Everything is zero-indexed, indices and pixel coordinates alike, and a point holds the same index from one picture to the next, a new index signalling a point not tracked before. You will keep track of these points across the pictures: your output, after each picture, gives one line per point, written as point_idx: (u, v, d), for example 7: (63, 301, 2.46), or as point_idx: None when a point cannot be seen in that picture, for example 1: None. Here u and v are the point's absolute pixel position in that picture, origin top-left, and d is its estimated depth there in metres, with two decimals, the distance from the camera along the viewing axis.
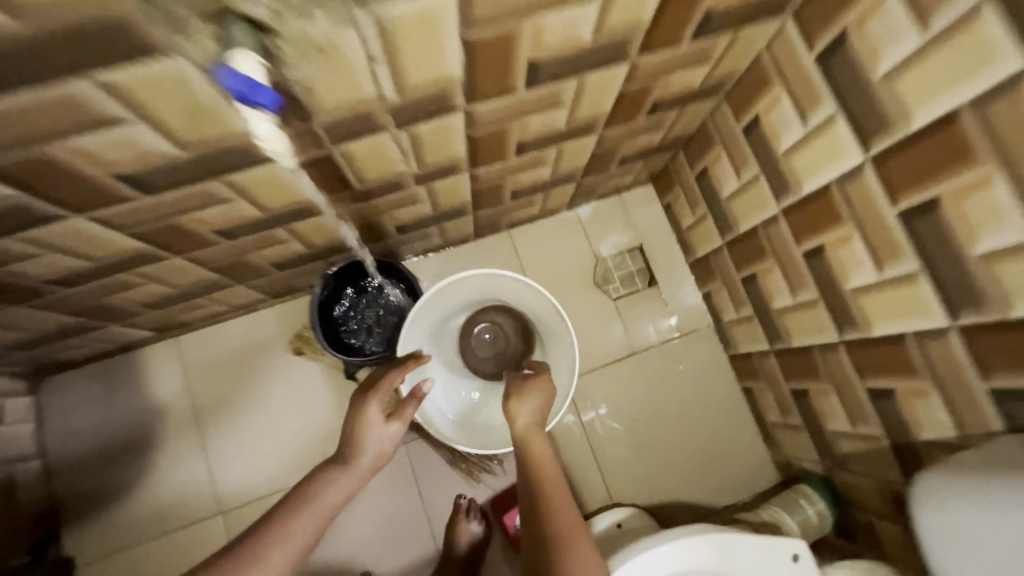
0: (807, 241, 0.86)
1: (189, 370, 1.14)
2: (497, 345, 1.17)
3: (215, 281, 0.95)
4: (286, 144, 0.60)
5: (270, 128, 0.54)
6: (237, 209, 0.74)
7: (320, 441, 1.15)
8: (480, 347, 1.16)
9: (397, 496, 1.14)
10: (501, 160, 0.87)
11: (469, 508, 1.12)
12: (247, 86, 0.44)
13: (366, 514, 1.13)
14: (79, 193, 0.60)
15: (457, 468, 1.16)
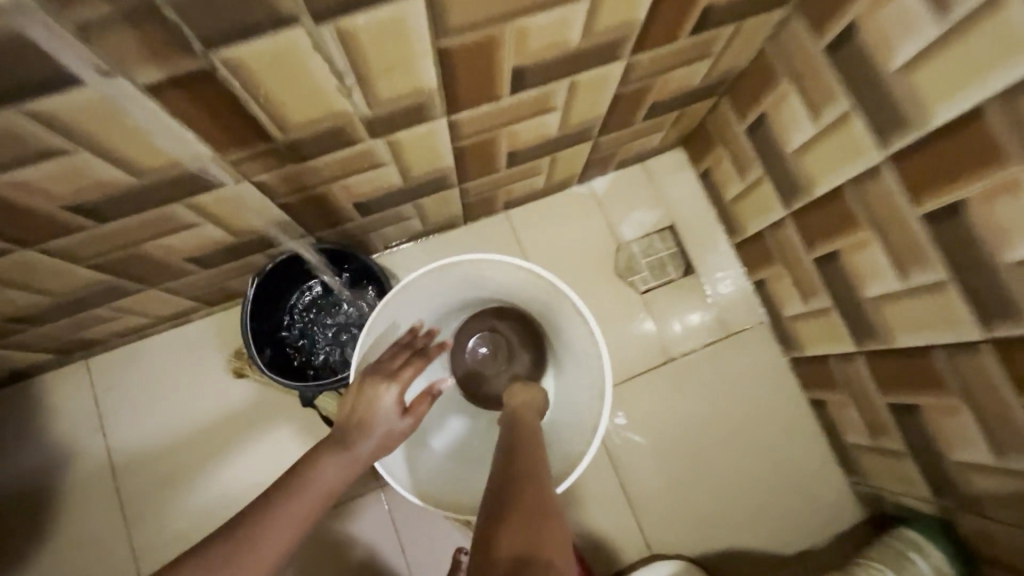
0: (934, 199, 0.59)
1: (104, 402, 0.90)
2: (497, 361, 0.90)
3: (107, 286, 0.70)
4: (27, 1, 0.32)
5: None
6: (86, 171, 0.47)
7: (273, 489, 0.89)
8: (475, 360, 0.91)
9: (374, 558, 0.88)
10: (490, 100, 0.61)
11: None
12: None
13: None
14: None
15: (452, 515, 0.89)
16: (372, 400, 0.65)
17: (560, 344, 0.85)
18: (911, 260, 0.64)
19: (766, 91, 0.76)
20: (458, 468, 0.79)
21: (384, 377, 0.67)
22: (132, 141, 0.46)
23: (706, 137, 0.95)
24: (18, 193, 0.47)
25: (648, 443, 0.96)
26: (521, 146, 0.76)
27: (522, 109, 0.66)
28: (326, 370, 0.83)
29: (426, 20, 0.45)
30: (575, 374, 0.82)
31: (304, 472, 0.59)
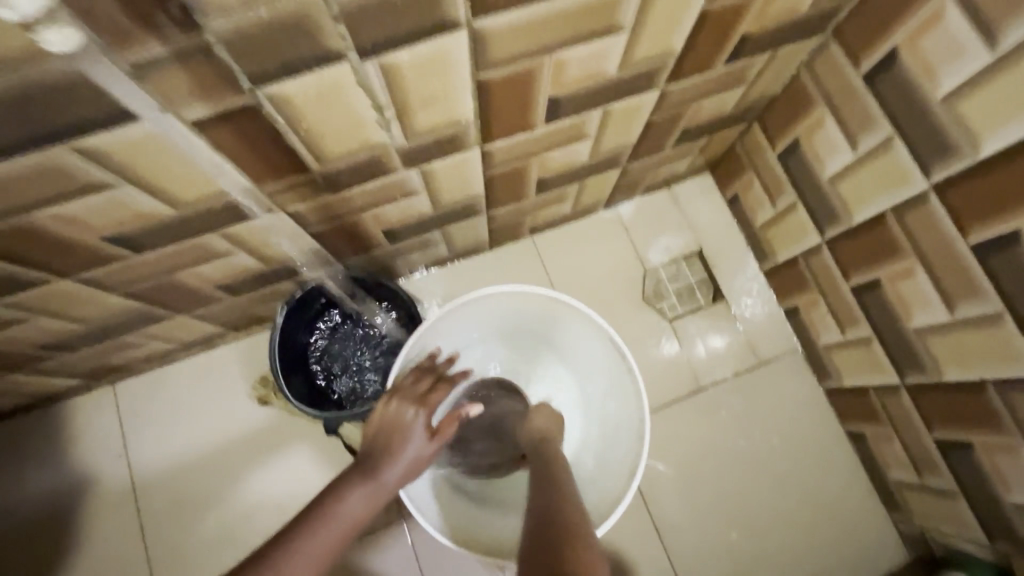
0: (987, 228, 0.57)
1: (129, 428, 0.89)
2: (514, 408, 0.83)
3: (140, 313, 0.70)
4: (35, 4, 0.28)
5: None
6: (130, 204, 0.48)
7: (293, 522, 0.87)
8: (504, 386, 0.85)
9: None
10: (525, 130, 0.60)
11: None
12: None
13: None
14: None
15: None
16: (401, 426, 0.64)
17: (590, 378, 0.82)
18: (960, 290, 0.62)
19: (801, 117, 0.75)
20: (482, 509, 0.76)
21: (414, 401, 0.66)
22: (176, 173, 0.46)
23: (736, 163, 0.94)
24: (59, 224, 0.47)
25: (674, 476, 0.93)
26: (550, 174, 0.75)
27: (555, 138, 0.65)
28: (351, 399, 0.82)
29: (469, 55, 0.45)
30: (606, 410, 0.80)
31: (331, 500, 0.56)
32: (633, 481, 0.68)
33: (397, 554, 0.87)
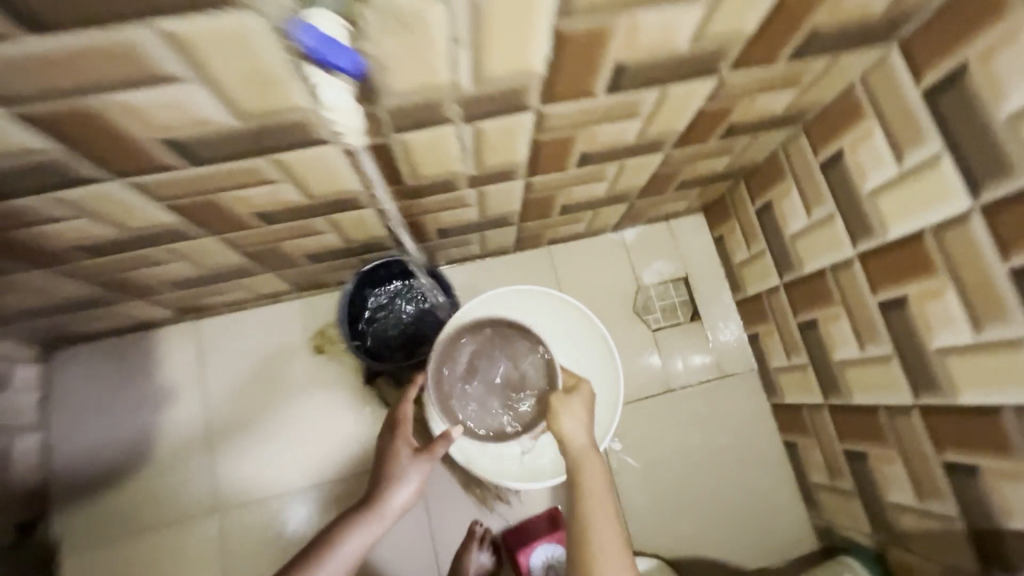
0: (886, 291, 0.77)
1: (203, 363, 1.08)
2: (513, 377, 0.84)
3: (243, 267, 0.90)
4: (353, 120, 0.53)
5: (341, 97, 0.49)
6: (282, 193, 0.68)
7: (330, 459, 1.06)
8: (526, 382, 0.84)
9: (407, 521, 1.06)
10: (559, 171, 0.81)
11: (483, 537, 1.04)
12: (320, 42, 0.42)
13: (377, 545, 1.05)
14: (122, 155, 0.52)
15: (470, 492, 1.09)
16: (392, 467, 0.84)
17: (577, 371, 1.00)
18: (867, 333, 0.83)
19: (775, 185, 0.95)
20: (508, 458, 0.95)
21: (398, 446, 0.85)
22: (321, 179, 0.66)
23: (724, 209, 1.15)
24: (231, 202, 0.67)
25: (637, 458, 1.14)
26: (573, 202, 0.96)
27: (581, 178, 0.86)
28: (389, 357, 1.01)
29: (531, 125, 0.65)
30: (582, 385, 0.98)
31: (332, 540, 0.78)
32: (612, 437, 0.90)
33: None
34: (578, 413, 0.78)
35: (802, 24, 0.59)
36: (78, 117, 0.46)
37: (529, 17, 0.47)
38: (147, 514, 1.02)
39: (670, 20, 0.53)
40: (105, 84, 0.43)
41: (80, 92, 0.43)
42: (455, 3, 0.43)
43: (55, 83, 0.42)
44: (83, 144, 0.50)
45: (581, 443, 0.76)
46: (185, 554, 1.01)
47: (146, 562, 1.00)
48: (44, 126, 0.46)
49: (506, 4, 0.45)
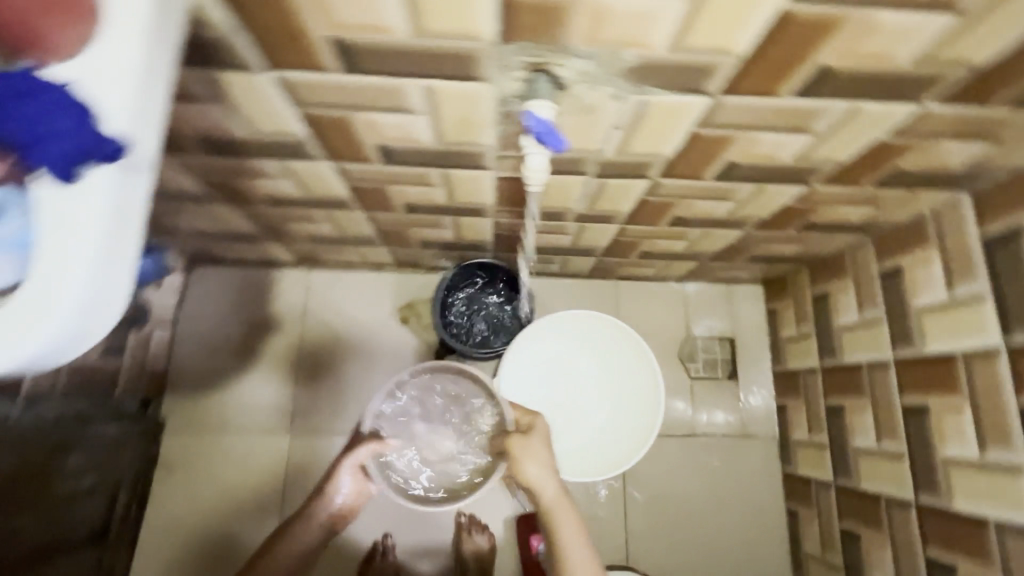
0: (912, 396, 0.89)
1: (308, 308, 1.27)
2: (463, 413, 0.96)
3: (372, 238, 1.09)
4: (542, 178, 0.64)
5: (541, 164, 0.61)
6: (435, 194, 0.85)
7: None
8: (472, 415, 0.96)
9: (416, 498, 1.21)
10: (653, 225, 0.96)
11: (469, 525, 1.19)
12: (542, 127, 0.55)
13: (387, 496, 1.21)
14: (346, 147, 0.70)
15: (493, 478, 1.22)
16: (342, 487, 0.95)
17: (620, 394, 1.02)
18: (887, 428, 0.94)
19: (836, 279, 1.08)
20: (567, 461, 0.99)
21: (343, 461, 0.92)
22: (469, 191, 0.84)
23: (784, 287, 1.27)
24: (393, 192, 0.85)
25: (651, 486, 1.26)
26: (654, 251, 1.11)
27: (669, 234, 1.00)
28: (463, 339, 1.16)
29: (646, 190, 0.80)
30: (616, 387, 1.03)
31: (283, 536, 0.93)
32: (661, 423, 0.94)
33: None
34: (541, 459, 0.83)
35: (889, 165, 0.72)
36: (336, 122, 0.64)
37: (676, 122, 0.62)
38: (232, 419, 1.21)
39: (782, 142, 0.67)
40: (367, 106, 0.61)
41: (348, 107, 0.61)
42: (629, 106, 0.59)
43: (338, 101, 0.60)
44: (327, 136, 0.68)
45: (551, 493, 0.83)
46: (254, 458, 1.20)
47: (223, 455, 1.20)
48: (311, 123, 0.64)
49: (664, 112, 0.60)
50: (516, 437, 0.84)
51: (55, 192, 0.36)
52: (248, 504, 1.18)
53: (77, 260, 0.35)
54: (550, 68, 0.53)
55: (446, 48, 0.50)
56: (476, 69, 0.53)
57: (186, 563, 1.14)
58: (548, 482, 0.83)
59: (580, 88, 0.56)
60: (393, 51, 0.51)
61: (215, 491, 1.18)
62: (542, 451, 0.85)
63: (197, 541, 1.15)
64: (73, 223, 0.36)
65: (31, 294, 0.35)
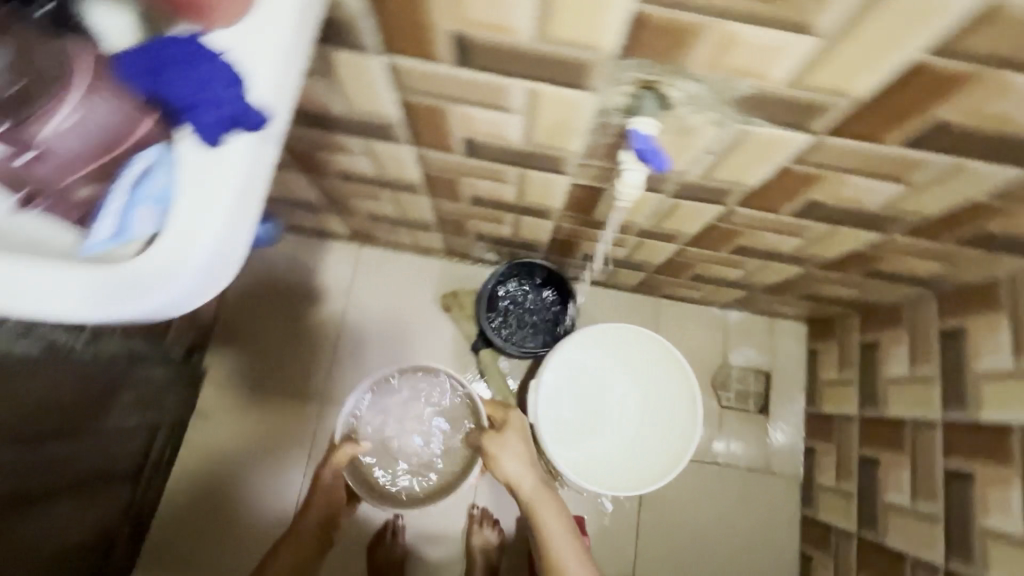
0: (958, 462, 0.88)
1: (355, 283, 1.30)
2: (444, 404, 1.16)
3: (428, 223, 1.11)
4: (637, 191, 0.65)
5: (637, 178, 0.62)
6: (505, 191, 0.86)
7: None
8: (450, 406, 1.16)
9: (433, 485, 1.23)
10: (713, 250, 0.95)
11: (481, 518, 1.20)
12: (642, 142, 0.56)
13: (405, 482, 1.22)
14: (432, 135, 0.72)
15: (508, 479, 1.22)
16: (322, 506, 1.04)
17: (653, 414, 1.00)
18: (925, 490, 0.93)
19: (889, 329, 1.06)
20: (599, 472, 0.98)
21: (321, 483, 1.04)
22: (540, 193, 0.84)
23: (830, 328, 1.25)
24: (465, 183, 0.86)
25: (666, 509, 1.25)
26: (706, 274, 1.10)
27: (727, 261, 1.00)
28: (504, 336, 1.16)
29: (717, 215, 0.80)
30: (650, 401, 1.00)
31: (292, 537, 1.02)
32: (696, 444, 0.91)
33: None
34: (513, 451, 0.88)
35: (978, 226, 0.71)
36: (431, 110, 0.65)
37: (770, 155, 0.62)
38: (269, 379, 1.25)
39: (873, 189, 0.66)
40: (466, 99, 0.61)
41: (448, 97, 0.62)
42: (728, 133, 0.59)
43: (440, 91, 0.61)
44: (417, 122, 0.69)
45: (528, 485, 0.86)
46: (282, 419, 1.23)
47: (254, 412, 1.23)
48: (407, 108, 0.66)
49: (761, 144, 0.60)
50: (490, 432, 0.91)
51: (200, 153, 0.37)
52: (271, 463, 1.21)
53: (212, 222, 0.37)
54: (660, 87, 0.53)
55: (564, 54, 0.51)
56: (587, 78, 0.54)
57: (207, 510, 1.18)
58: (527, 474, 0.86)
59: (685, 110, 0.56)
60: (511, 51, 0.51)
61: (240, 448, 1.21)
62: (519, 445, 0.90)
63: (221, 491, 1.20)
64: (211, 186, 0.37)
65: (168, 249, 0.37)
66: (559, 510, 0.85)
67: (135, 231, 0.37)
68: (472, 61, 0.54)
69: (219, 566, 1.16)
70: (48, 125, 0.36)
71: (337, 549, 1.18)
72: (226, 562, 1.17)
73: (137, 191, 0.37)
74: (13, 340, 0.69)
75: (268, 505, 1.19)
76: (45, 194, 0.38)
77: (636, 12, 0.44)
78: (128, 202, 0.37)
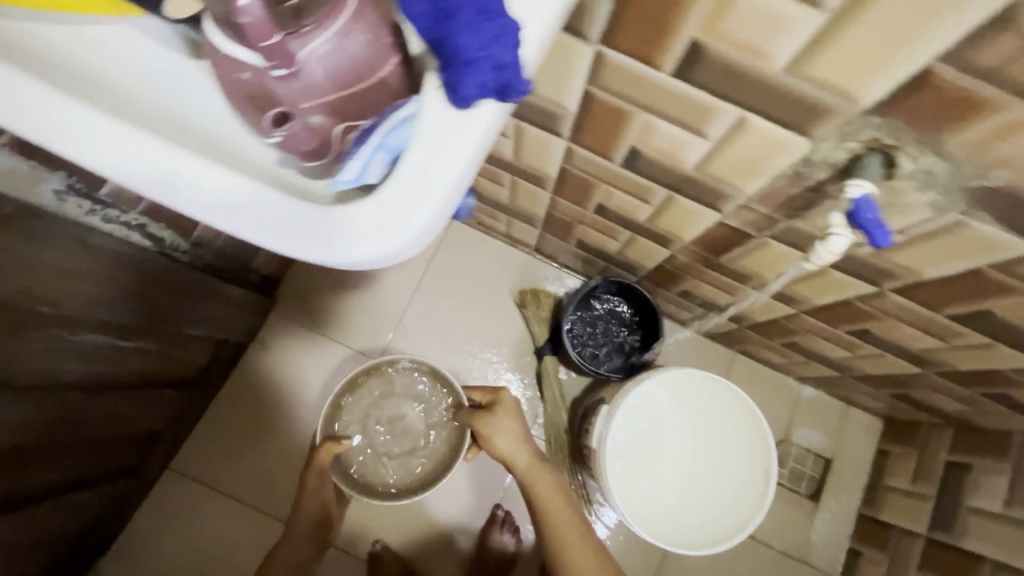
0: None
1: (437, 256, 1.27)
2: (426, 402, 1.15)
3: (533, 217, 1.07)
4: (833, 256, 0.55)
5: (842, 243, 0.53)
6: (639, 209, 0.82)
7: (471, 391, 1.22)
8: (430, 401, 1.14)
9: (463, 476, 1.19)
10: (830, 325, 0.89)
11: (504, 520, 1.16)
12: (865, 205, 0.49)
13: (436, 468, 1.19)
14: (596, 137, 0.68)
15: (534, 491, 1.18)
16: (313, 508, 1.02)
17: (715, 475, 0.95)
18: None
19: (988, 456, 0.98)
20: (648, 516, 0.93)
21: (309, 486, 1.01)
22: (676, 222, 0.80)
23: (912, 434, 1.17)
24: (599, 190, 0.82)
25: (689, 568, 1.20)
26: (804, 345, 1.04)
27: (839, 340, 0.94)
28: (578, 350, 1.11)
29: (863, 295, 0.74)
30: (719, 462, 0.94)
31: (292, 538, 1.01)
32: (762, 517, 0.86)
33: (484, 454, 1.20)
34: (506, 429, 0.96)
35: None
36: (613, 111, 0.61)
37: (972, 253, 0.56)
38: (328, 326, 1.23)
39: None
40: (661, 110, 0.57)
41: (641, 104, 0.58)
42: (940, 220, 0.53)
43: (637, 96, 0.57)
44: (590, 119, 0.65)
45: (523, 459, 0.93)
46: (326, 370, 1.22)
47: (303, 354, 1.21)
48: (588, 103, 0.62)
49: (972, 240, 0.54)
50: (484, 415, 0.98)
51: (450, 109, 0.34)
52: (306, 411, 1.20)
53: (443, 186, 0.34)
54: (897, 152, 0.48)
55: (808, 93, 0.46)
56: (814, 124, 0.49)
57: (235, 437, 1.18)
58: (520, 450, 0.94)
59: (908, 183, 0.50)
60: (749, 75, 0.47)
61: (278, 387, 1.20)
62: (511, 424, 0.96)
63: (252, 424, 1.18)
64: (453, 148, 0.34)
65: (391, 202, 0.34)
66: (554, 479, 0.93)
67: (369, 176, 0.35)
68: (696, 74, 0.50)
69: (234, 496, 1.15)
70: (304, 47, 0.33)
71: (355, 512, 1.17)
72: (242, 494, 1.16)
73: (381, 136, 0.35)
74: (128, 230, 0.77)
75: (292, 450, 1.18)
76: (289, 120, 0.36)
77: (926, 68, 0.39)
78: (371, 145, 0.35)
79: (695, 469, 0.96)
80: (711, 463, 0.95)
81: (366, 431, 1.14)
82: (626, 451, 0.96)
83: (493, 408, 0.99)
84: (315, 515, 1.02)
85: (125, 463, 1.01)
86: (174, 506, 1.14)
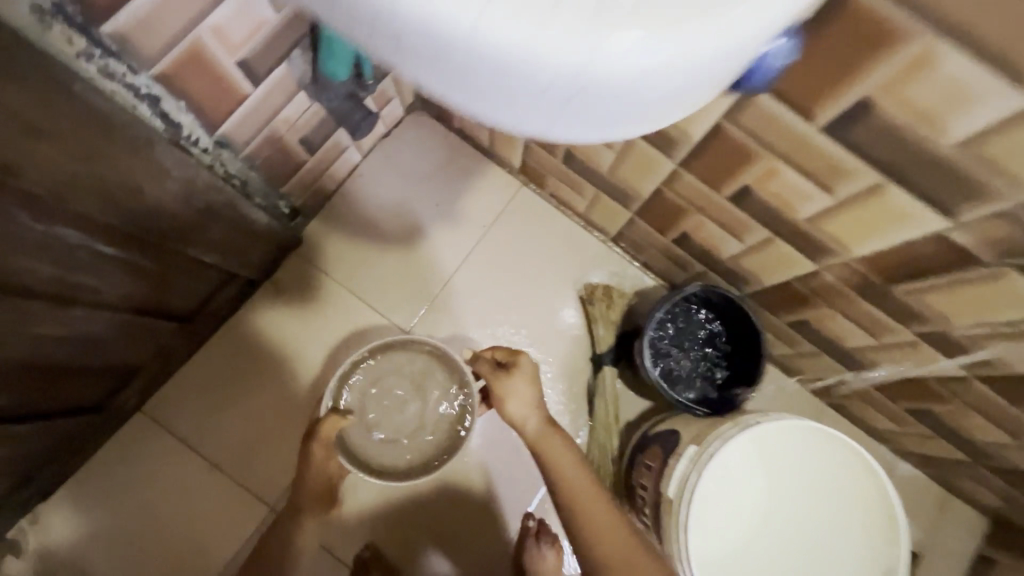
0: None
1: (495, 225, 1.06)
2: (433, 382, 0.93)
3: (631, 198, 0.86)
4: None
5: None
6: (806, 203, 0.61)
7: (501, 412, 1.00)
8: (439, 378, 0.93)
9: (484, 490, 0.99)
10: (1010, 400, 0.69)
11: (538, 532, 0.95)
12: None
13: (468, 455, 0.99)
14: (815, 84, 0.47)
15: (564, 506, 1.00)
16: (314, 488, 0.83)
17: (815, 554, 0.75)
18: None
19: None
20: None
21: (309, 467, 0.82)
22: (859, 227, 0.59)
23: None
24: (757, 169, 0.61)
25: None
26: (939, 417, 0.83)
27: (1006, 421, 0.73)
28: (658, 370, 0.91)
29: None
30: (802, 526, 0.76)
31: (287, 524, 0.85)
32: None
33: (511, 462, 1.00)
34: (523, 394, 0.77)
35: None
36: (882, 39, 0.41)
37: None
38: (359, 284, 1.03)
39: None
40: (981, 39, 0.37)
41: (947, 22, 0.37)
42: None
43: (948, 13, 0.37)
44: (823, 52, 0.45)
45: (534, 428, 0.77)
46: (339, 335, 1.01)
47: (318, 311, 1.02)
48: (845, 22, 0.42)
49: None
50: (499, 374, 0.78)
51: None
52: (308, 379, 1.00)
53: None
54: None
55: None
56: None
57: (218, 391, 0.98)
58: (534, 414, 0.77)
59: None
60: None
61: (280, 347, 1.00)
62: (530, 391, 0.78)
63: (243, 381, 0.99)
64: None
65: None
66: (569, 444, 0.76)
67: None
68: None
69: (212, 458, 0.97)
70: None
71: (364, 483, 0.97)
72: (220, 457, 0.97)
73: None
74: (139, 103, 0.57)
75: (284, 419, 0.98)
76: None
77: None
78: None
79: (788, 542, 0.76)
80: (810, 537, 0.76)
81: (369, 421, 0.92)
82: (706, 513, 0.76)
83: (510, 368, 0.79)
84: (320, 496, 0.84)
85: (89, 400, 0.83)
86: (141, 455, 0.95)
